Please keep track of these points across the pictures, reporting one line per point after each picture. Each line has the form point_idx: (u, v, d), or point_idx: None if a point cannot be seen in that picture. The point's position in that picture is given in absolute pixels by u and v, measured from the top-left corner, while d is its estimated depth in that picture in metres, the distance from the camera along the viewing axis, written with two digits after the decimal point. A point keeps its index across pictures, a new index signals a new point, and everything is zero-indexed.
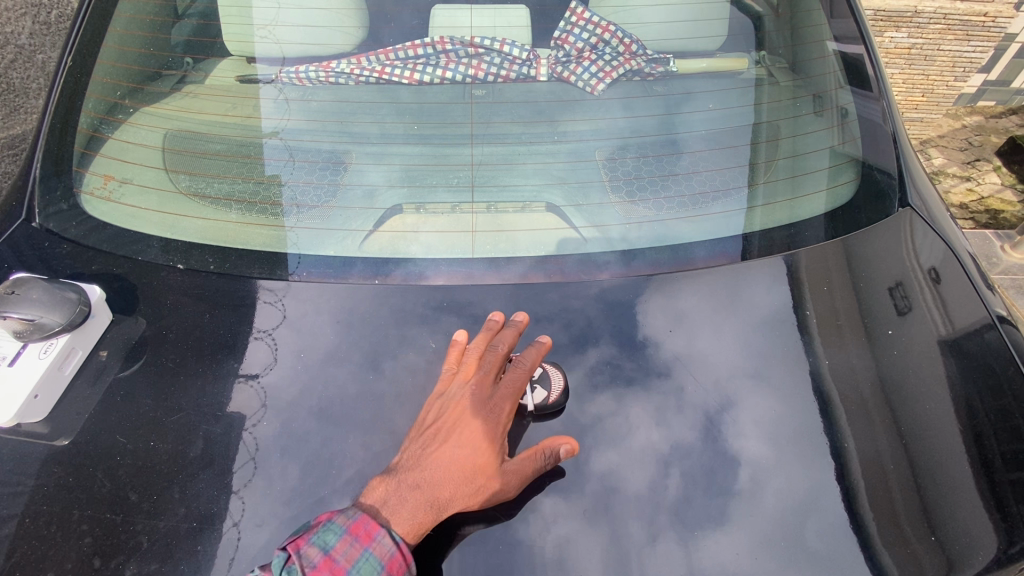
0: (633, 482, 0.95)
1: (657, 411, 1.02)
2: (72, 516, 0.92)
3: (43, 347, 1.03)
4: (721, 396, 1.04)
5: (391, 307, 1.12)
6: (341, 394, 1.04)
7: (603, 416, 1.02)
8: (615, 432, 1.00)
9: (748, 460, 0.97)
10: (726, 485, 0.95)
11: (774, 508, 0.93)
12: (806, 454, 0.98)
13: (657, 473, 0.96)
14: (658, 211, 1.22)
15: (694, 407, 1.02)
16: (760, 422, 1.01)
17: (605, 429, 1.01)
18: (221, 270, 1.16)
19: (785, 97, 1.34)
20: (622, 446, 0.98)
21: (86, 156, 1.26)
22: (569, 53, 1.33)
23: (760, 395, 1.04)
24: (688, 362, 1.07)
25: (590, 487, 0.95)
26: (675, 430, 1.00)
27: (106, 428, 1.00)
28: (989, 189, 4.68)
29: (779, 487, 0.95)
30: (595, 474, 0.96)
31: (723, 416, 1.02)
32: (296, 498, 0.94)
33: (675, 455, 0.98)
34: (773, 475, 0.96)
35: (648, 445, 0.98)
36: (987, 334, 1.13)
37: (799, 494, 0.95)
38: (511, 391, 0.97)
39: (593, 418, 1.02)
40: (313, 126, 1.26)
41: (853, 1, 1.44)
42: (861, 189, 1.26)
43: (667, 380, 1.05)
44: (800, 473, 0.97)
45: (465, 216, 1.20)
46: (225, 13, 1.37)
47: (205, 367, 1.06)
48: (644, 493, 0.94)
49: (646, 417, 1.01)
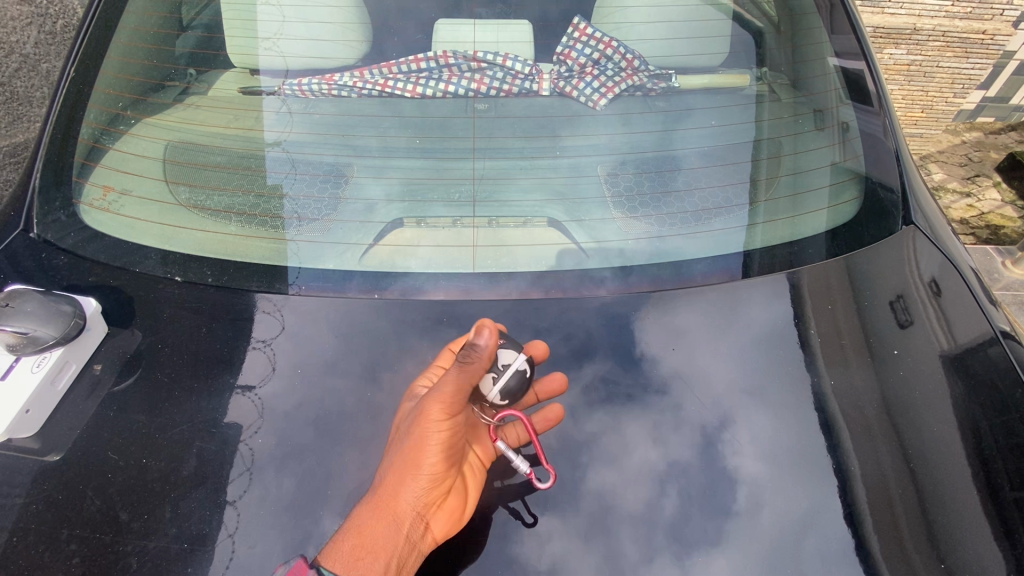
0: (629, 502, 0.93)
1: (656, 427, 1.00)
2: (61, 535, 0.90)
3: (37, 361, 1.01)
4: (721, 413, 1.02)
5: (389, 319, 1.11)
6: (336, 408, 1.02)
7: (601, 433, 1.00)
8: (613, 450, 0.98)
9: (747, 480, 0.96)
10: (725, 504, 0.93)
11: (774, 530, 0.91)
12: (807, 476, 0.97)
13: (654, 492, 0.94)
14: (660, 226, 1.21)
15: (694, 423, 1.01)
16: (760, 440, 1.00)
17: (602, 446, 0.99)
18: (220, 282, 1.15)
19: (787, 114, 1.33)
20: (620, 464, 0.97)
21: (86, 166, 1.26)
22: (572, 68, 1.34)
23: (760, 414, 1.02)
24: (688, 379, 1.05)
25: (585, 507, 0.93)
26: (673, 449, 0.98)
27: (97, 444, 0.98)
28: (989, 206, 4.68)
29: (779, 508, 0.93)
30: (591, 494, 0.94)
31: (723, 433, 1.00)
32: (287, 515, 0.92)
33: (672, 475, 0.96)
34: (772, 497, 0.94)
35: (647, 462, 0.97)
36: (990, 349, 1.13)
37: (800, 516, 0.93)
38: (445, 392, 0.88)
39: (589, 436, 1.00)
40: (315, 139, 1.25)
41: (854, 18, 1.44)
42: (864, 207, 1.25)
43: (667, 395, 1.04)
44: (801, 493, 0.95)
45: (466, 230, 1.19)
46: (229, 26, 1.39)
47: (201, 381, 1.05)
48: (642, 511, 0.92)
49: (645, 434, 1.00)
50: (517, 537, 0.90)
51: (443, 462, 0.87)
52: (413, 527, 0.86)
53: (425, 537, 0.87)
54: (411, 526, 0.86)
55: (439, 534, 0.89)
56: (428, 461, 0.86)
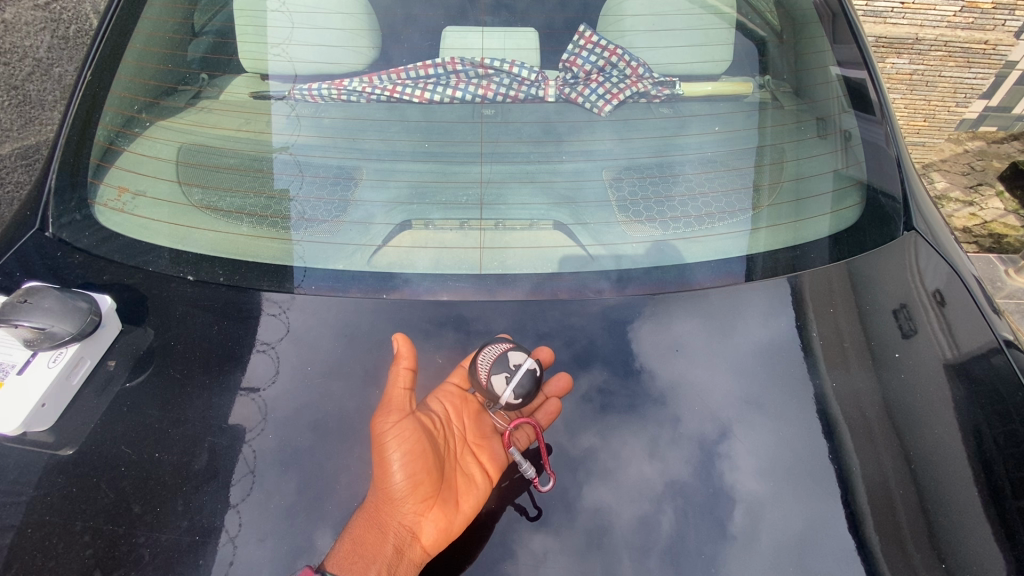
0: (626, 517, 0.93)
1: (656, 434, 1.01)
2: (74, 526, 0.92)
3: (52, 356, 1.03)
4: (720, 426, 1.02)
5: (395, 322, 1.13)
6: (340, 412, 1.03)
7: (598, 446, 1.00)
8: (610, 465, 0.98)
9: (745, 493, 0.96)
10: (724, 509, 0.94)
11: (771, 544, 0.91)
12: (805, 488, 0.97)
13: (650, 508, 0.94)
14: (664, 230, 1.23)
15: (693, 430, 1.02)
16: (759, 452, 1.00)
17: (598, 460, 0.99)
18: (231, 281, 1.17)
19: (789, 121, 1.36)
20: (616, 479, 0.97)
21: (101, 168, 1.28)
22: (577, 76, 1.37)
23: (759, 425, 1.03)
24: (687, 389, 1.06)
25: (581, 522, 0.93)
26: (670, 464, 0.98)
27: (112, 437, 1.00)
28: (992, 215, 4.69)
29: (777, 525, 0.93)
30: (587, 509, 0.94)
31: (722, 447, 1.00)
32: (292, 514, 0.93)
33: (668, 489, 0.96)
34: (770, 511, 0.94)
35: (646, 470, 0.98)
36: (993, 358, 1.13)
37: (797, 530, 0.93)
38: (398, 400, 0.96)
39: (585, 451, 1.00)
40: (324, 142, 1.27)
41: (856, 26, 1.45)
42: (865, 213, 1.26)
43: (667, 402, 1.04)
44: (800, 504, 0.95)
45: (473, 233, 1.21)
46: (242, 31, 1.41)
47: (212, 378, 1.06)
48: (641, 516, 0.93)
49: (642, 449, 1.00)
50: (518, 539, 0.91)
51: (414, 469, 0.93)
52: (401, 536, 0.91)
53: (415, 546, 0.91)
54: (399, 535, 0.92)
55: (430, 542, 0.91)
56: (397, 474, 0.93)
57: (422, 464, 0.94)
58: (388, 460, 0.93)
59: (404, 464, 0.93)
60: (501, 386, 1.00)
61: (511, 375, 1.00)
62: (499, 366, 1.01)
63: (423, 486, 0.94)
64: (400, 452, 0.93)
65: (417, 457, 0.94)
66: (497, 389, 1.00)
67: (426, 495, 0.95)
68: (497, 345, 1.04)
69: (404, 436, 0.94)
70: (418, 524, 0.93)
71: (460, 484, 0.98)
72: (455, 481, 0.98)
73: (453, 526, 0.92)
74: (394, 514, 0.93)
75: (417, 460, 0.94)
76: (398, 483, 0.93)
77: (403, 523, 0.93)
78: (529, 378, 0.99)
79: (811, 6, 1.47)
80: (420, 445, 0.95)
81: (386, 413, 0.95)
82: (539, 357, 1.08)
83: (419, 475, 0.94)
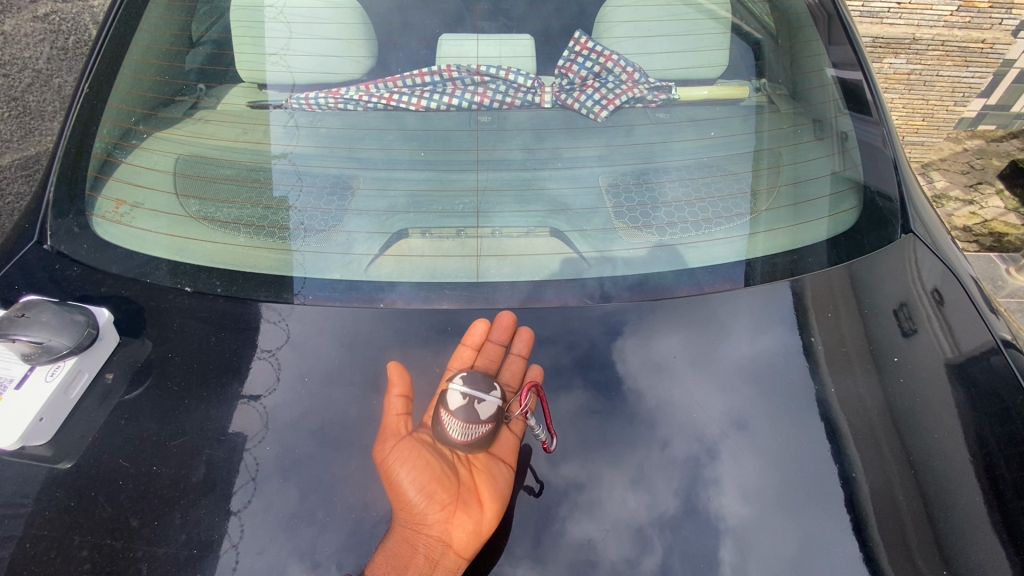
0: (610, 547, 0.92)
1: (645, 457, 1.00)
2: (73, 541, 0.92)
3: (50, 369, 1.03)
4: (711, 447, 1.01)
5: (392, 331, 1.13)
6: (328, 432, 1.02)
7: (586, 471, 0.98)
8: (598, 492, 0.96)
9: (735, 517, 0.94)
10: (711, 536, 0.93)
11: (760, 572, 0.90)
12: (801, 506, 0.96)
13: (636, 537, 0.92)
14: (660, 236, 1.23)
15: (684, 452, 1.01)
16: (752, 473, 0.98)
17: (586, 488, 0.97)
18: (229, 292, 1.17)
19: (786, 125, 1.37)
20: (603, 508, 0.95)
21: (100, 180, 1.28)
22: (572, 82, 1.37)
23: (752, 444, 1.01)
24: (680, 407, 1.05)
25: (566, 553, 0.91)
26: (656, 490, 0.97)
27: (109, 451, 1.00)
28: (991, 213, 4.71)
29: (768, 549, 0.92)
30: (573, 542, 0.92)
31: (713, 468, 0.99)
32: (282, 532, 0.92)
33: (656, 517, 0.94)
34: (760, 537, 0.92)
35: (633, 497, 0.96)
36: (993, 358, 1.13)
37: (789, 553, 0.92)
38: (393, 423, 1.00)
39: (572, 476, 0.98)
40: (322, 151, 1.27)
41: (850, 26, 1.44)
42: (864, 215, 1.26)
43: (657, 423, 1.03)
44: (794, 525, 0.94)
45: (468, 241, 1.21)
46: (240, 42, 1.42)
47: (209, 389, 1.07)
48: (629, 543, 0.92)
49: (631, 473, 0.98)
50: (509, 555, 0.91)
51: (422, 485, 0.95)
52: (431, 547, 0.91)
53: (448, 554, 0.91)
54: (430, 546, 0.91)
55: (462, 546, 0.90)
56: (407, 492, 0.94)
57: (429, 476, 0.95)
58: (396, 481, 0.95)
59: (412, 480, 0.95)
60: (482, 411, 0.96)
61: (472, 400, 0.96)
62: (464, 419, 0.95)
63: (438, 495, 0.95)
64: (405, 469, 0.95)
65: (421, 471, 0.96)
66: (461, 416, 0.95)
67: (443, 503, 0.94)
68: (440, 421, 0.96)
69: (402, 456, 0.96)
70: (446, 532, 0.92)
71: (479, 483, 0.97)
72: (473, 482, 0.98)
73: (481, 526, 0.92)
74: (420, 528, 0.93)
75: (422, 472, 0.95)
76: (413, 499, 0.94)
77: (431, 535, 0.92)
78: (477, 383, 0.98)
79: (806, 9, 1.47)
80: (422, 457, 0.97)
81: (382, 439, 0.98)
82: (510, 321, 1.14)
83: (430, 485, 0.95)
